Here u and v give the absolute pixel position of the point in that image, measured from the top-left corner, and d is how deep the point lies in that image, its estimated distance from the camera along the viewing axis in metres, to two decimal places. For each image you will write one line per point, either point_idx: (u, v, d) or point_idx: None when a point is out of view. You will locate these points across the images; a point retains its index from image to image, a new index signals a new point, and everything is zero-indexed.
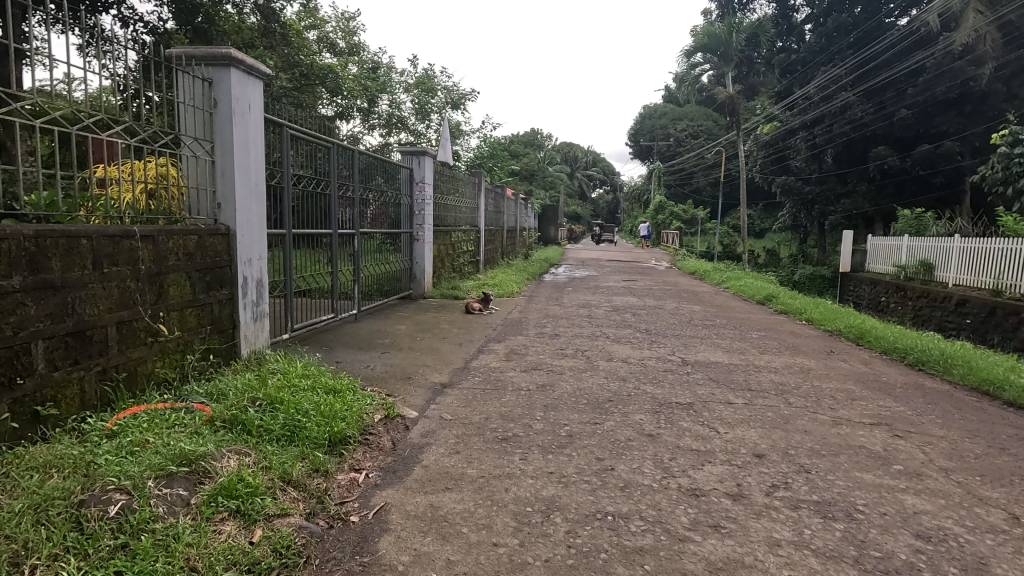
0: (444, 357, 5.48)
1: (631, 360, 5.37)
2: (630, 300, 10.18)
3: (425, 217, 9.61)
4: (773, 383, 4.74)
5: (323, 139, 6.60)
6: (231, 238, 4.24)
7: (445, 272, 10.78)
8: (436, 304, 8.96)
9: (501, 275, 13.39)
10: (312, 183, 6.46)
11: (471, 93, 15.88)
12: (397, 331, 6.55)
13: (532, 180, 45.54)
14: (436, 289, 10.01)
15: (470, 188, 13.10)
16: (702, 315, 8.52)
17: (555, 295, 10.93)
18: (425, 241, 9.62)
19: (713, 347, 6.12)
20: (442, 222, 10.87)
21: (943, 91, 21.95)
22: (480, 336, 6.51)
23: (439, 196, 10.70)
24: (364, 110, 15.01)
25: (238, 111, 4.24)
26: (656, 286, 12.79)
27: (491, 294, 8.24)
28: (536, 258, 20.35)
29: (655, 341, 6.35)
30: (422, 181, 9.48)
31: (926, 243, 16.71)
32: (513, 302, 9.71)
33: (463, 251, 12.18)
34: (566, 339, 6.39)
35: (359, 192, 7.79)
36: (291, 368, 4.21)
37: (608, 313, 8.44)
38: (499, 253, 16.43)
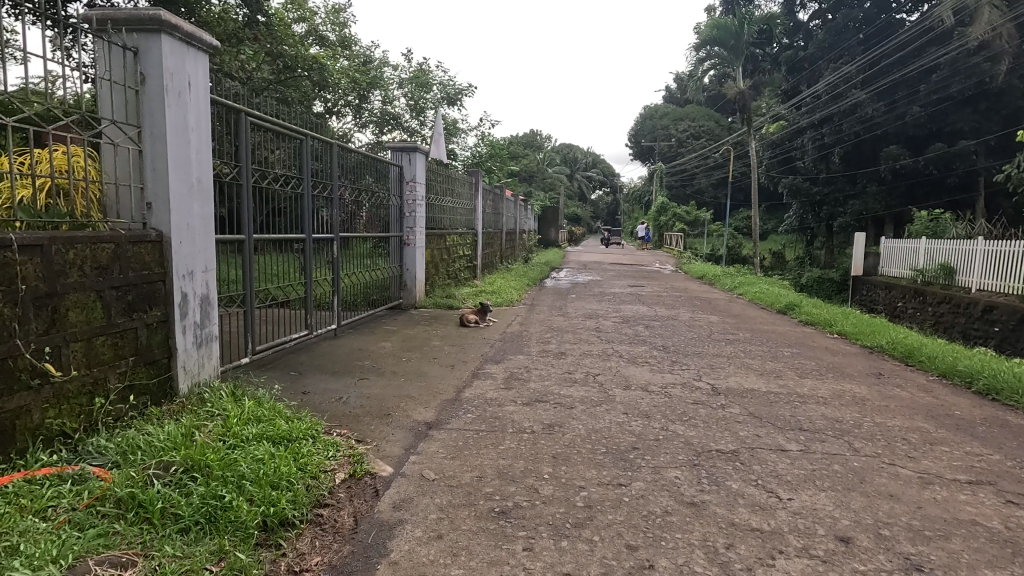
0: (431, 385, 4.64)
1: (651, 388, 4.57)
2: (639, 309, 9.36)
3: (417, 219, 8.77)
4: (827, 419, 3.93)
5: (297, 130, 5.75)
6: (164, 246, 3.43)
7: (438, 279, 9.96)
8: (428, 315, 8.14)
9: (501, 281, 12.58)
10: (283, 181, 5.62)
11: (469, 88, 15.10)
12: (382, 350, 5.76)
13: (532, 181, 44.85)
14: (429, 298, 9.19)
15: (467, 188, 12.29)
16: (722, 328, 7.73)
17: (558, 304, 10.11)
18: (417, 246, 8.78)
19: (743, 369, 5.31)
20: (436, 225, 10.06)
21: (957, 88, 21.25)
22: (476, 356, 5.70)
23: (433, 197, 9.89)
24: (356, 106, 14.22)
25: (173, 89, 3.42)
26: (666, 293, 11.98)
27: (489, 304, 7.44)
28: (537, 261, 19.51)
29: (675, 361, 5.55)
30: (414, 180, 8.64)
31: (946, 246, 15.88)
32: (513, 311, 8.91)
33: (459, 255, 11.37)
34: (574, 360, 5.59)
35: (341, 192, 6.95)
36: (240, 407, 3.40)
37: (617, 326, 7.63)
38: (498, 257, 15.63)
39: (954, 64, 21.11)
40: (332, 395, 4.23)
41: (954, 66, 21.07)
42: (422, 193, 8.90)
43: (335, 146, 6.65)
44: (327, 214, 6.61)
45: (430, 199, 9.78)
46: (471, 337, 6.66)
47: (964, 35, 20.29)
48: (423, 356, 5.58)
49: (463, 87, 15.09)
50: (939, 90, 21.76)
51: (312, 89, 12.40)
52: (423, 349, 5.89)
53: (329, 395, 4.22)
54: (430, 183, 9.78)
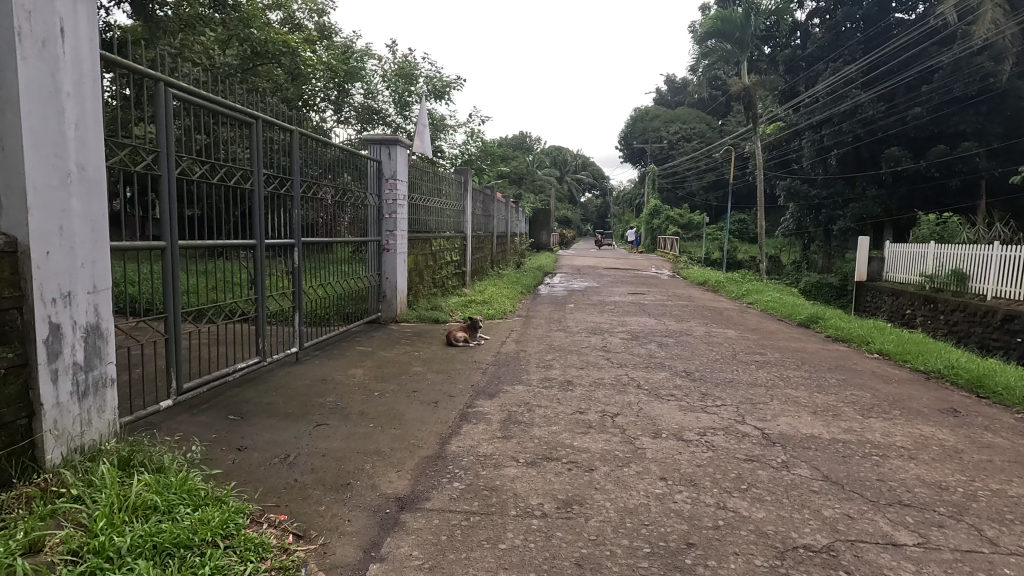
0: (408, 436, 3.61)
1: (687, 438, 3.61)
2: (647, 322, 8.39)
3: (398, 222, 7.68)
4: (927, 485, 3.00)
5: (246, 110, 4.64)
6: (20, 259, 2.41)
7: (423, 288, 8.91)
8: (411, 331, 7.11)
9: (491, 289, 11.55)
10: (229, 175, 4.52)
11: (458, 81, 14.07)
12: (352, 381, 4.72)
13: (520, 183, 44.24)
14: (412, 310, 8.12)
15: (454, 187, 11.23)
16: (744, 346, 6.80)
17: (555, 315, 9.11)
18: (399, 253, 7.70)
19: (791, 404, 4.37)
20: (420, 229, 9.02)
21: (960, 89, 20.68)
22: (465, 389, 4.68)
23: (417, 197, 8.86)
24: (334, 100, 13.14)
25: (31, 34, 2.39)
26: (671, 302, 11.09)
27: (480, 320, 6.47)
28: (528, 266, 18.58)
29: (705, 394, 4.59)
30: (394, 177, 7.55)
31: (957, 251, 15.17)
32: (506, 325, 7.92)
33: (447, 261, 10.35)
34: (583, 393, 4.60)
35: (308, 189, 5.85)
36: (129, 490, 2.37)
37: (626, 344, 6.67)
38: (488, 262, 14.66)
39: (957, 64, 20.52)
40: (277, 453, 3.22)
41: (957, 66, 20.49)
42: (404, 193, 7.83)
43: (298, 134, 5.55)
44: (290, 215, 5.50)
45: (413, 199, 8.72)
46: (461, 360, 5.66)
47: (968, 34, 19.72)
48: (401, 390, 4.57)
49: (451, 80, 14.08)
50: (941, 92, 21.18)
51: (286, 78, 11.31)
52: (405, 379, 4.88)
53: (272, 453, 3.20)
54: (411, 179, 8.71)
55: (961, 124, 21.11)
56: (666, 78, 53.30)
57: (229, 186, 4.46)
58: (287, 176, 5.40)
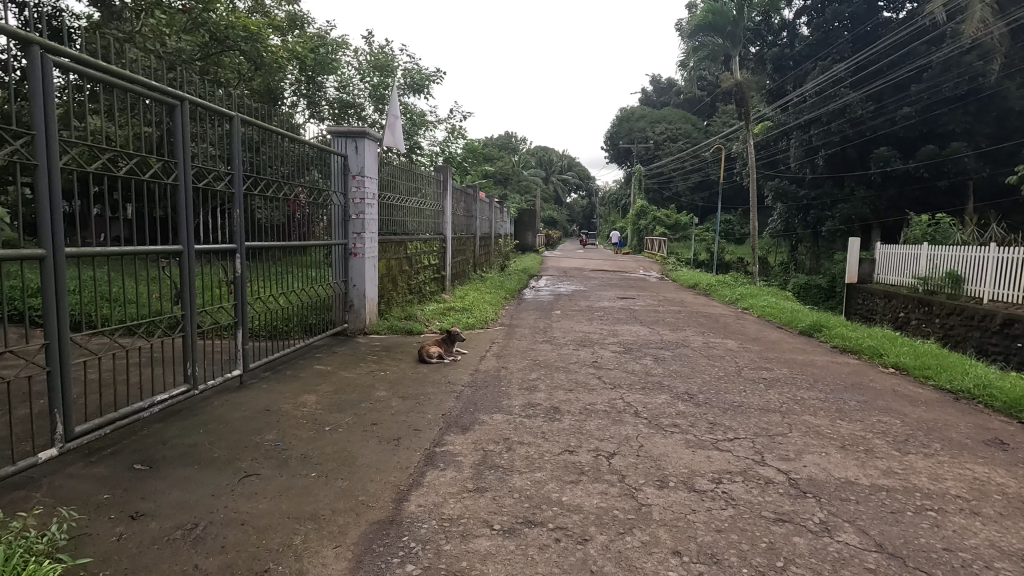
0: (358, 490, 2.90)
1: (700, 489, 2.95)
2: (640, 332, 7.76)
3: (367, 223, 6.92)
4: (1008, 558, 2.37)
5: (167, 89, 3.83)
6: None
7: (396, 295, 8.16)
8: (381, 345, 6.38)
9: (473, 295, 10.84)
10: (142, 167, 3.69)
11: (438, 74, 13.33)
12: (302, 413, 3.99)
13: (505, 184, 43.58)
14: (383, 320, 7.37)
15: (432, 186, 10.49)
16: (747, 359, 6.19)
17: (540, 324, 8.44)
18: (368, 257, 6.96)
19: (814, 436, 3.75)
20: (393, 230, 8.27)
21: (950, 87, 20.44)
22: (434, 421, 3.98)
23: (389, 196, 8.12)
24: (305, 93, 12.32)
25: None
26: (663, 308, 10.50)
27: (457, 332, 5.79)
28: (513, 269, 17.89)
29: (714, 425, 3.94)
30: (362, 173, 6.79)
31: (952, 252, 14.78)
32: (487, 337, 7.23)
33: (425, 265, 9.62)
34: (573, 424, 3.93)
35: (255, 185, 5.04)
36: None
37: (619, 359, 6.02)
38: (471, 265, 13.94)
39: (945, 63, 20.27)
40: (183, 522, 2.50)
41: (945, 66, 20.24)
42: (374, 190, 7.11)
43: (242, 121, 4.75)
44: (232, 215, 4.71)
45: (385, 199, 7.98)
46: (434, 382, 4.97)
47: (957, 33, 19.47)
48: (360, 424, 3.86)
49: (430, 73, 13.33)
50: (930, 91, 20.93)
51: (250, 67, 10.39)
52: (367, 409, 4.17)
53: (176, 523, 2.49)
54: (382, 176, 7.97)
55: (951, 123, 20.76)
56: (652, 78, 53.06)
57: (142, 180, 3.62)
58: (227, 169, 4.59)
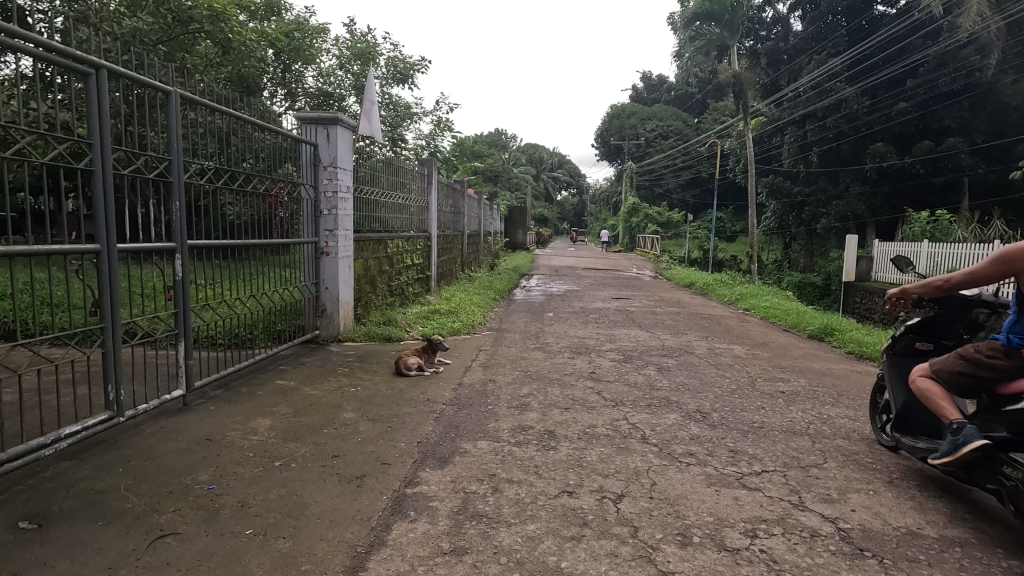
0: (301, 555, 2.28)
1: (733, 547, 2.37)
2: (639, 337, 7.18)
3: (340, 219, 6.23)
4: None
5: (74, 54, 3.10)
6: None
7: (375, 298, 7.51)
8: (354, 355, 5.75)
9: (460, 296, 10.21)
10: (40, 150, 2.97)
11: (422, 63, 12.61)
12: (248, 445, 3.35)
13: (495, 181, 42.97)
14: (360, 326, 6.72)
15: (415, 180, 9.83)
16: (758, 369, 5.63)
17: (530, 328, 7.84)
18: (342, 256, 6.27)
19: (855, 468, 3.19)
20: (372, 227, 7.62)
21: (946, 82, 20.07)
22: (407, 452, 3.35)
23: (366, 190, 7.47)
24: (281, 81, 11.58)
25: None
26: (660, 309, 9.92)
27: (439, 341, 5.19)
28: (503, 268, 17.24)
29: (736, 454, 3.36)
30: (334, 164, 6.09)
31: (953, 250, 14.37)
32: (473, 344, 6.62)
33: (408, 265, 8.96)
34: (571, 455, 3.34)
35: (198, 173, 4.33)
36: None
37: (619, 369, 5.44)
38: (458, 264, 13.27)
39: (942, 58, 19.91)
40: None
41: (941, 60, 19.89)
42: (348, 183, 6.41)
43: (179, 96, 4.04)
44: (170, 208, 4.03)
45: (361, 193, 7.32)
46: (410, 401, 4.33)
47: (954, 27, 19.10)
48: (316, 459, 3.22)
49: (414, 61, 12.61)
50: (926, 86, 20.57)
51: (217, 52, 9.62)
52: (327, 437, 3.53)
53: None
54: (357, 169, 7.30)
55: (946, 119, 20.44)
56: (642, 75, 52.67)
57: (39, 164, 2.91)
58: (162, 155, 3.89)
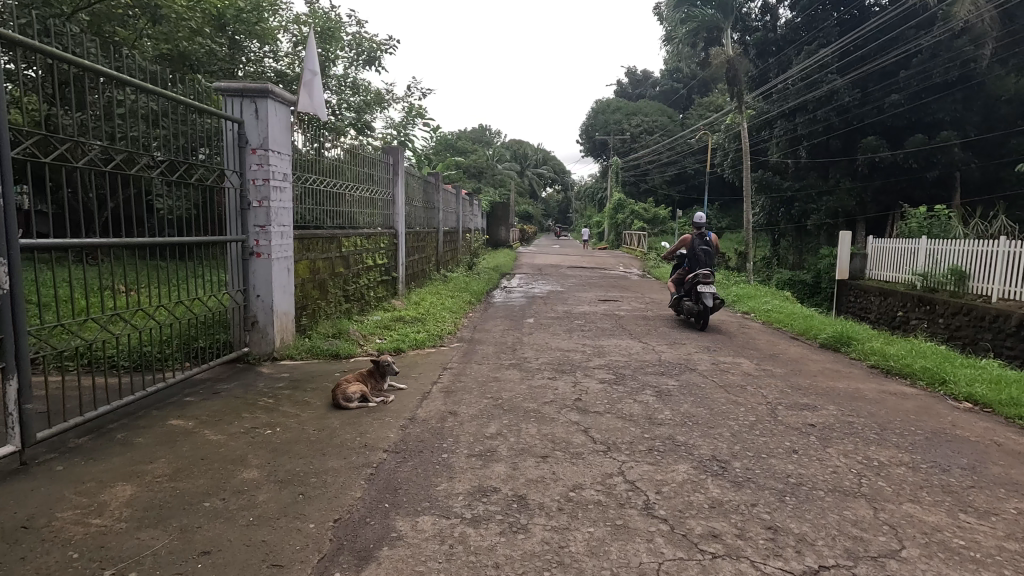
0: None
1: None
2: (630, 349, 6.22)
3: (275, 213, 5.17)
4: None
5: None
6: None
7: (325, 305, 6.44)
8: (289, 378, 4.70)
9: (431, 300, 9.17)
10: None
11: (390, 43, 11.49)
12: (72, 543, 2.26)
13: (479, 177, 41.84)
14: (303, 339, 5.66)
15: (379, 170, 8.78)
16: (775, 391, 4.70)
17: (506, 338, 6.84)
18: (276, 257, 5.20)
19: (949, 561, 2.25)
20: (314, 221, 6.64)
21: (939, 74, 19.45)
22: (312, 542, 2.35)
23: (308, 178, 6.47)
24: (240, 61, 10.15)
25: None
26: (651, 313, 8.99)
27: (390, 361, 4.29)
28: (482, 267, 16.23)
29: (777, 537, 2.41)
30: (264, 147, 5.01)
31: (953, 247, 13.67)
32: (437, 360, 5.60)
33: (369, 267, 7.88)
34: (548, 543, 2.36)
35: (47, 149, 3.15)
36: None
37: (610, 395, 4.46)
38: (431, 263, 12.19)
39: (935, 48, 19.27)
40: None
41: (935, 51, 19.26)
42: (286, 170, 5.35)
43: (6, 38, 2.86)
44: None
45: (300, 181, 6.32)
46: (340, 450, 3.31)
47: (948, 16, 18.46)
48: (170, 562, 2.17)
49: (381, 41, 11.51)
50: (919, 78, 19.88)
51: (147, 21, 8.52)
52: (202, 521, 2.47)
53: None
54: (295, 152, 6.30)
55: (939, 112, 19.74)
56: (627, 70, 51.99)
57: None
58: None
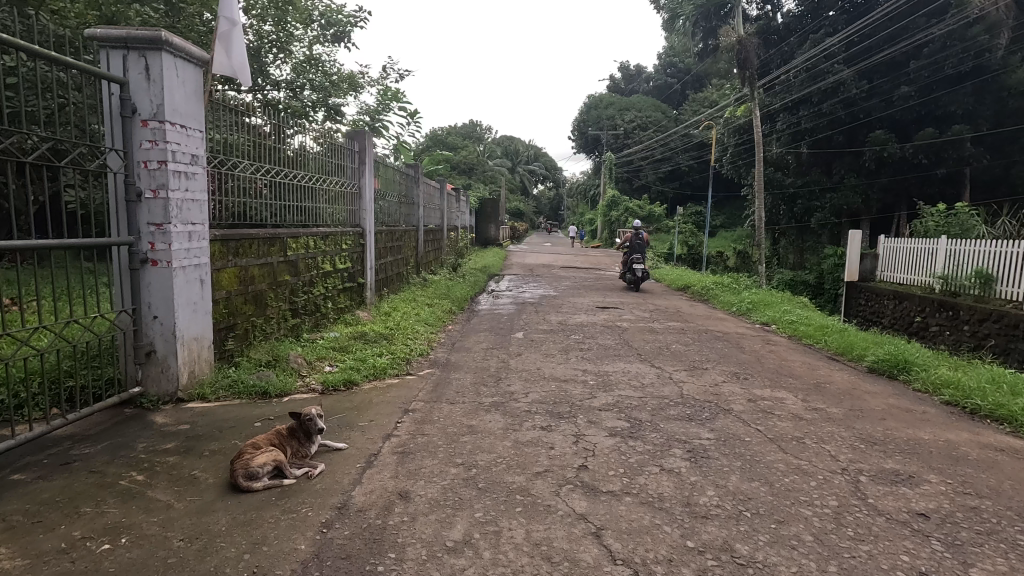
0: None
1: None
2: (642, 378, 5.01)
3: (178, 207, 3.86)
4: None
5: None
6: None
7: (263, 323, 5.16)
8: (187, 434, 3.42)
9: (405, 310, 7.90)
10: None
11: (361, 15, 10.03)
12: None
13: (469, 174, 40.39)
14: (224, 371, 4.37)
15: (343, 159, 7.49)
16: (844, 448, 3.49)
17: (488, 362, 5.60)
18: (180, 266, 3.89)
19: None
20: (245, 217, 5.35)
21: (952, 64, 18.31)
22: None
23: (235, 164, 5.19)
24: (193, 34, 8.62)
25: None
26: (657, 325, 7.77)
27: (318, 416, 3.10)
28: (468, 268, 14.91)
29: None
30: (158, 117, 3.71)
31: (974, 247, 12.47)
32: (397, 398, 4.35)
33: (328, 273, 6.63)
34: None
35: None
36: None
37: (625, 461, 3.23)
38: (410, 265, 10.89)
39: (947, 38, 18.14)
40: None
41: (947, 40, 18.12)
42: (198, 149, 4.06)
43: None
44: None
45: (221, 166, 5.03)
46: None
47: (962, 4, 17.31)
48: None
49: (351, 13, 10.10)
50: (930, 69, 18.76)
51: None
52: None
53: None
54: (218, 131, 5.01)
55: (950, 105, 18.66)
56: (620, 65, 50.47)
57: None
58: None
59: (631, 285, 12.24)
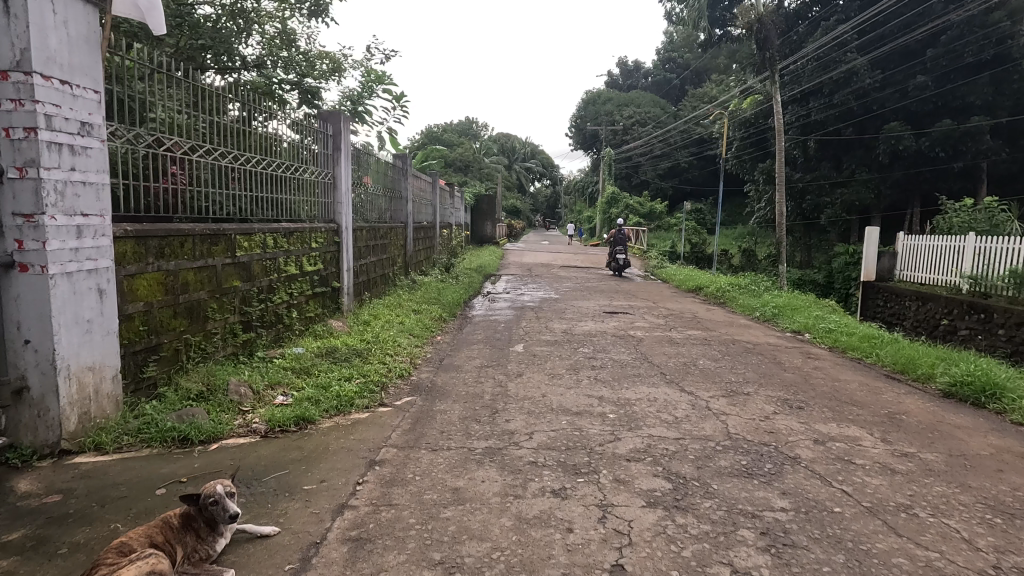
0: None
1: None
2: (673, 409, 4.02)
3: (57, 192, 2.84)
4: None
5: None
6: None
7: (202, 341, 4.14)
8: (50, 514, 2.40)
9: (388, 318, 6.87)
10: None
11: None
12: None
13: (466, 171, 39.39)
14: (137, 410, 3.35)
15: (316, 143, 6.43)
16: (977, 526, 2.50)
17: (481, 386, 4.59)
18: (62, 272, 2.88)
19: None
20: (191, 210, 4.31)
21: (971, 52, 17.35)
22: None
23: (178, 146, 4.14)
24: None
25: None
26: (675, 336, 6.79)
27: (225, 493, 2.11)
28: (463, 268, 13.96)
29: None
30: (23, 66, 2.69)
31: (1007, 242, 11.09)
32: (361, 445, 3.32)
33: (291, 278, 5.58)
34: None
35: None
36: None
37: (678, 556, 2.23)
38: (397, 264, 9.86)
39: (967, 24, 17.17)
40: None
41: (967, 27, 17.15)
42: (91, 115, 3.04)
43: None
44: None
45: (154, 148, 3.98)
46: None
47: None
48: None
49: None
50: (948, 58, 17.79)
51: None
52: None
53: None
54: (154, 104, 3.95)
55: (969, 96, 17.73)
56: (620, 60, 49.53)
57: None
58: None
59: (615, 272, 14.37)
